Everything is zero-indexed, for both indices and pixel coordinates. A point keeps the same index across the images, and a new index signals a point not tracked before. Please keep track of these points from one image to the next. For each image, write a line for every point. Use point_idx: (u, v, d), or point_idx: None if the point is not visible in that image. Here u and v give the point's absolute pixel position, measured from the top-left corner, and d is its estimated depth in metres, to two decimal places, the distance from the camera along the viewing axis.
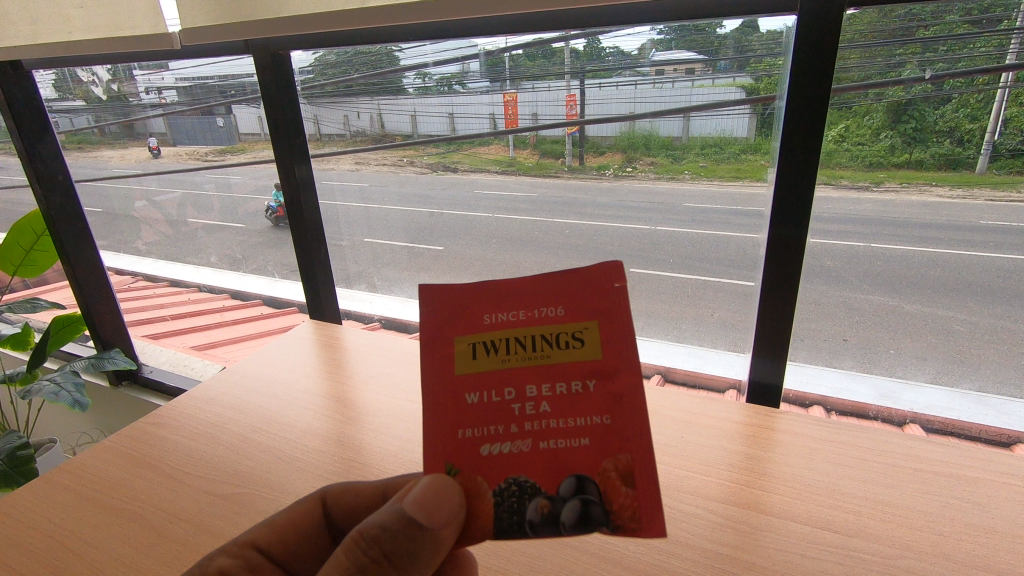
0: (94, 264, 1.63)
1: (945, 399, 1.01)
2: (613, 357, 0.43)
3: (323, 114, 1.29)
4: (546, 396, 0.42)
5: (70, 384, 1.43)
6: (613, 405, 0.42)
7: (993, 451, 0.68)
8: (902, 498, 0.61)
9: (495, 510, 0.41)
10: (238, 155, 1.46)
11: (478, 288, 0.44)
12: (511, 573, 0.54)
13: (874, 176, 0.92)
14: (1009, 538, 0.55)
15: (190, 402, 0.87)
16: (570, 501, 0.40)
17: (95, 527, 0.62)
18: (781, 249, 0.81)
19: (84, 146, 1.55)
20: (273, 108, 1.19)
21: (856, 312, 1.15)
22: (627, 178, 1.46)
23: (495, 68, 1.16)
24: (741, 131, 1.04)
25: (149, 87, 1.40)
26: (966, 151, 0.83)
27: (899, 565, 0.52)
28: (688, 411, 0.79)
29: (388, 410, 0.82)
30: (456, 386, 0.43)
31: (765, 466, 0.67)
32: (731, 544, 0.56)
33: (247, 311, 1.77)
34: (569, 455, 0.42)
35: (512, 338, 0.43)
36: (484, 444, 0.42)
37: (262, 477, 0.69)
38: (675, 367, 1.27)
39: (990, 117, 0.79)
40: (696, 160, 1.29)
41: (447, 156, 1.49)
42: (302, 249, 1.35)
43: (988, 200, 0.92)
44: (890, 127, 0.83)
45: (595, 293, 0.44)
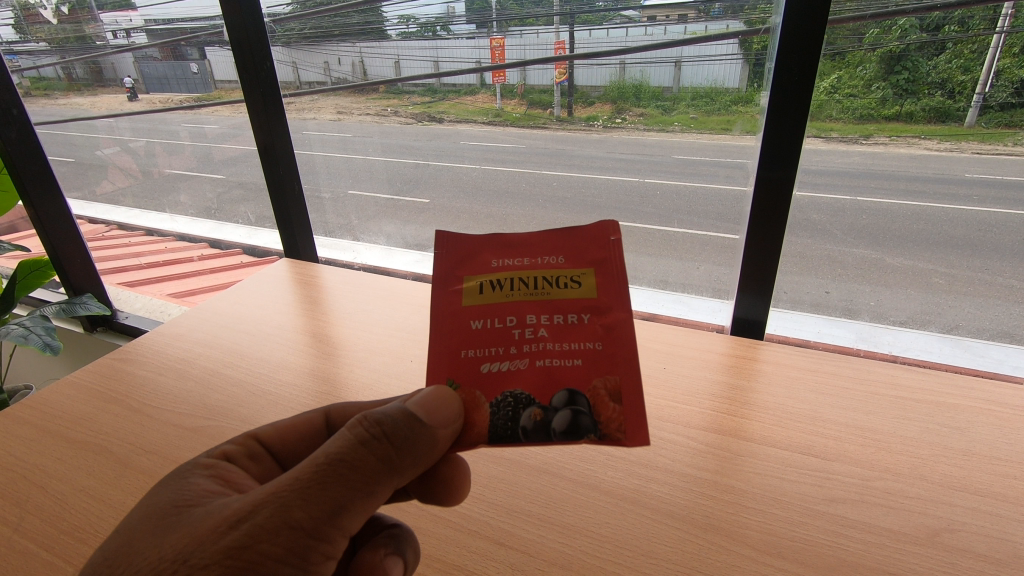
0: (62, 209, 1.48)
1: (926, 342, 0.95)
2: (607, 295, 0.47)
3: (302, 58, 1.17)
4: (544, 324, 0.45)
5: (40, 328, 1.38)
6: (604, 334, 0.45)
7: (974, 379, 0.68)
8: (882, 423, 0.61)
9: (491, 420, 0.41)
10: (213, 103, 1.39)
11: (493, 242, 0.51)
12: (489, 498, 0.53)
13: (863, 130, 0.84)
14: (986, 460, 0.55)
15: (159, 338, 0.84)
16: (561, 411, 0.41)
17: (58, 461, 0.60)
18: (769, 195, 0.78)
19: (52, 92, 1.56)
20: (243, 51, 1.03)
21: (840, 265, 1.14)
22: (617, 127, 1.45)
23: (481, 10, 1.20)
24: (731, 81, 0.94)
25: (118, 30, 1.44)
26: (956, 103, 0.77)
27: (877, 486, 0.52)
28: (671, 343, 0.77)
29: (366, 345, 0.80)
30: (463, 314, 0.46)
31: (746, 394, 0.66)
32: (710, 469, 0.55)
33: (225, 259, 1.68)
34: (562, 372, 0.43)
35: (517, 278, 0.47)
36: (485, 363, 0.44)
37: (235, 410, 0.67)
38: (660, 313, 1.15)
39: (983, 68, 0.73)
40: (687, 111, 1.22)
41: (433, 107, 1.57)
42: (281, 206, 1.22)
43: (975, 153, 0.86)
44: (883, 78, 0.77)
45: (591, 245, 0.49)
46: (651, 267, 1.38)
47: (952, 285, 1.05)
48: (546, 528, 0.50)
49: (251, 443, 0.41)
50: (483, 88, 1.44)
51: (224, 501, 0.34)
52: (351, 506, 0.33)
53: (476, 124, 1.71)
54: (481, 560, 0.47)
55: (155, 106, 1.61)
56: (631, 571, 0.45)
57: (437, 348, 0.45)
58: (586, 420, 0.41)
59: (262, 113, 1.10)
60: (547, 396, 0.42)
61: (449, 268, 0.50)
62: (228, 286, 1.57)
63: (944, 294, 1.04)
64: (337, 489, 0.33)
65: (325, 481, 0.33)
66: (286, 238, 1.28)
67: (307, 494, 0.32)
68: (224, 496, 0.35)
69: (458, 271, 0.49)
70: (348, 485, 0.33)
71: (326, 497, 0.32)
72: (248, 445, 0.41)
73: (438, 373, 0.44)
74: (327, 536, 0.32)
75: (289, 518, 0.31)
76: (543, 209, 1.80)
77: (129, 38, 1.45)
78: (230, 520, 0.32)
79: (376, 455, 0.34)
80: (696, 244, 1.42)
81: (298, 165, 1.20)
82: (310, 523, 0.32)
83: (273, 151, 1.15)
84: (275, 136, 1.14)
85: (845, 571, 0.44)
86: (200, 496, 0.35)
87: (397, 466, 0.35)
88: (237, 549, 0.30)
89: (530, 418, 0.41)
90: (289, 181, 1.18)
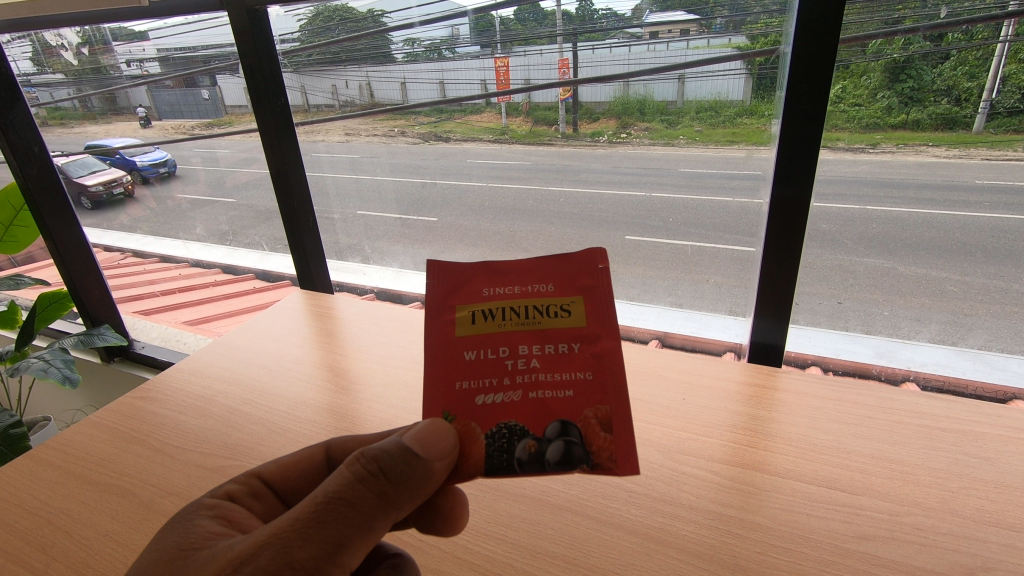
0: (78, 239, 1.51)
1: (945, 358, 0.94)
2: (592, 324, 0.47)
3: (308, 83, 1.21)
4: (535, 354, 0.45)
5: (60, 361, 1.40)
6: (591, 363, 0.45)
7: (1000, 406, 0.66)
8: (908, 454, 0.60)
9: (485, 450, 0.42)
10: (226, 128, 1.45)
11: (484, 266, 0.49)
12: (510, 540, 0.53)
13: (870, 140, 0.86)
14: (1018, 492, 0.54)
15: (178, 374, 0.85)
16: (555, 442, 0.41)
17: (82, 504, 0.60)
18: (784, 210, 0.78)
19: (66, 121, 1.56)
20: (253, 77, 1.06)
21: (850, 275, 1.11)
22: (622, 143, 1.47)
23: (486, 32, 1.18)
24: (736, 93, 0.92)
25: (131, 60, 1.41)
26: (962, 110, 0.78)
27: (907, 522, 0.51)
28: (689, 372, 0.77)
29: (382, 378, 0.80)
30: (456, 345, 0.46)
31: (767, 426, 0.65)
32: (735, 505, 0.54)
33: (239, 285, 1.71)
34: (554, 402, 0.44)
35: (508, 308, 0.47)
36: (481, 394, 0.44)
37: (255, 448, 0.67)
38: (673, 332, 1.15)
39: (989, 75, 0.74)
40: (692, 125, 1.21)
41: (439, 126, 1.56)
42: (293, 228, 1.23)
43: (984, 159, 0.85)
44: (888, 87, 0.78)
45: (580, 274, 0.48)
46: (661, 286, 1.37)
47: (967, 296, 1.00)
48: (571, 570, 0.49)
49: (254, 482, 0.41)
50: (490, 108, 1.36)
51: (227, 542, 0.34)
52: (349, 544, 0.33)
53: (482, 142, 1.69)
54: None
55: (167, 131, 1.60)
56: None
57: (431, 379, 0.45)
58: (579, 450, 0.41)
59: (272, 135, 1.12)
60: (541, 427, 0.43)
61: (440, 296, 0.49)
62: (242, 313, 1.59)
63: (959, 307, 1.00)
64: (335, 528, 0.33)
65: (323, 521, 0.33)
66: (300, 267, 1.29)
67: (307, 535, 0.32)
68: (227, 538, 0.36)
69: (450, 298, 0.48)
70: (347, 523, 0.33)
71: (326, 536, 0.32)
72: (250, 484, 0.41)
73: (431, 406, 0.44)
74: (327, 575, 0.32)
75: (290, 559, 0.32)
76: (552, 224, 1.82)
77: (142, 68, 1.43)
78: (233, 563, 0.32)
79: (373, 493, 0.35)
80: (705, 257, 1.40)
81: (309, 186, 1.21)
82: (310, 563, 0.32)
83: (286, 177, 1.17)
84: (286, 159, 1.15)
85: None
86: (204, 539, 0.35)
87: (395, 502, 0.35)
88: None
89: (523, 449, 0.42)
90: (303, 204, 1.20)
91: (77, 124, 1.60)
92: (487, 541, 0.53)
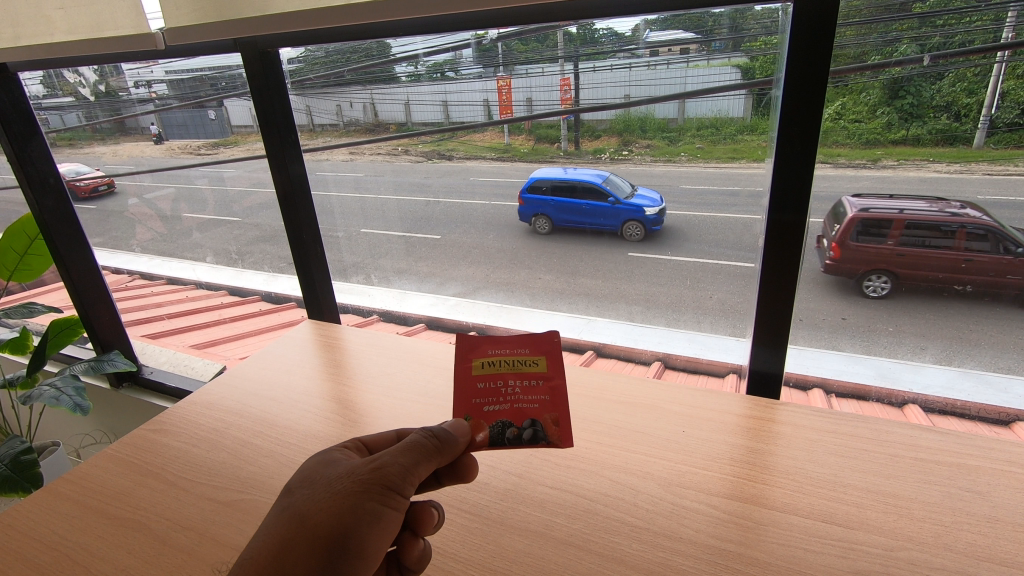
0: (90, 265, 1.54)
1: (946, 380, 1.00)
2: (555, 367, 0.64)
3: (317, 106, 1.23)
4: (519, 383, 0.63)
5: (71, 388, 1.42)
6: (554, 389, 0.63)
7: (994, 438, 0.68)
8: (903, 488, 0.61)
9: (490, 436, 0.59)
10: (231, 147, 1.51)
11: (485, 339, 0.68)
12: (515, 575, 0.54)
13: (871, 154, 0.90)
14: (1010, 526, 0.55)
15: (190, 406, 0.87)
16: (528, 429, 0.60)
17: (99, 539, 0.62)
18: (779, 235, 0.80)
19: (77, 142, 1.56)
20: (262, 102, 1.08)
21: None
22: (625, 160, 1.41)
23: (488, 56, 1.09)
24: (737, 112, 0.99)
25: (138, 82, 1.34)
26: (963, 126, 0.81)
27: (902, 557, 0.53)
28: (690, 404, 0.79)
29: (390, 411, 0.82)
30: (468, 380, 0.63)
31: (765, 459, 0.67)
32: (734, 540, 0.56)
33: (245, 308, 1.77)
34: (529, 411, 0.61)
35: (500, 360, 0.65)
36: (486, 406, 0.61)
37: (266, 482, 0.69)
38: (676, 353, 1.18)
39: (986, 91, 0.76)
40: (693, 142, 1.26)
41: (442, 144, 1.60)
42: (300, 247, 1.25)
43: (986, 174, 0.87)
44: (887, 104, 0.80)
45: (544, 342, 0.67)
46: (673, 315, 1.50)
47: None
48: None
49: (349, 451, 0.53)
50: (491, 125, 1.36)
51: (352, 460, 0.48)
52: (422, 464, 0.46)
53: (485, 160, 1.64)
54: None
55: (173, 151, 1.67)
56: None
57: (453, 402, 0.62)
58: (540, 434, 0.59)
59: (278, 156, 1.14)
60: (519, 421, 0.60)
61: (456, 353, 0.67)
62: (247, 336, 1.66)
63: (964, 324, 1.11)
64: (432, 448, 0.47)
65: (413, 446, 0.46)
66: (308, 293, 1.30)
67: (405, 451, 0.46)
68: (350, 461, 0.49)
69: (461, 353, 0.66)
70: (423, 452, 0.46)
71: (413, 453, 0.46)
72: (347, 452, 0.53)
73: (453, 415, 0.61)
74: (414, 478, 0.45)
75: (407, 455, 0.45)
76: None
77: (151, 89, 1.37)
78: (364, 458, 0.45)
79: (451, 435, 0.49)
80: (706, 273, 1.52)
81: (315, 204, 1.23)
82: (418, 461, 0.45)
83: (294, 200, 1.19)
84: (293, 177, 1.17)
85: None
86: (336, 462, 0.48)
87: (446, 450, 0.48)
88: (369, 471, 0.44)
89: (509, 433, 0.59)
90: (308, 220, 1.21)
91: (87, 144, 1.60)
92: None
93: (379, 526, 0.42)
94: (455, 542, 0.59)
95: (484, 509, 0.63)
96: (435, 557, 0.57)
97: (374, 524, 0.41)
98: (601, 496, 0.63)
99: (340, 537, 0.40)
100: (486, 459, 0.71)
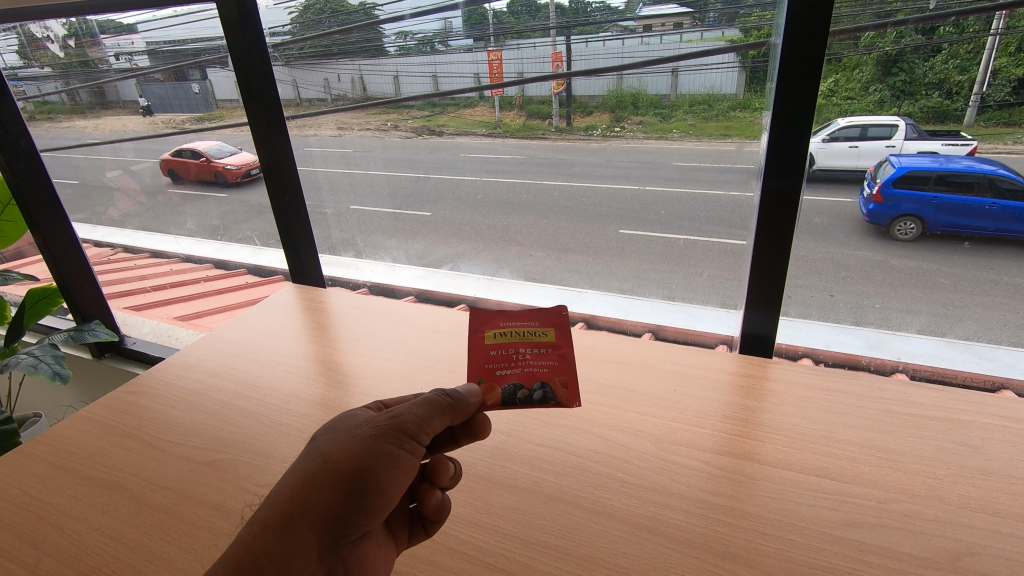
0: (67, 234, 1.47)
1: (934, 349, 0.92)
2: (563, 336, 0.62)
3: (301, 77, 1.16)
4: (529, 352, 0.61)
5: (50, 356, 1.38)
6: (564, 357, 0.60)
7: (988, 396, 0.67)
8: (897, 442, 0.60)
9: (501, 395, 0.56)
10: (216, 122, 1.42)
11: (493, 312, 0.65)
12: (502, 530, 0.53)
13: (862, 133, 0.85)
14: (1003, 479, 0.55)
15: (168, 368, 0.84)
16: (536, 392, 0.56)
17: (73, 499, 0.60)
18: (774, 203, 0.77)
19: (54, 116, 1.52)
20: (244, 69, 1.02)
21: (844, 268, 1.11)
22: (616, 138, 1.39)
23: (478, 25, 1.14)
24: (730, 86, 0.92)
25: (119, 54, 1.39)
26: (954, 104, 0.76)
27: (894, 509, 0.52)
28: (681, 363, 0.77)
29: (375, 371, 0.80)
30: (481, 349, 0.60)
31: (758, 415, 0.66)
32: (726, 494, 0.55)
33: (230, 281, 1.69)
34: (539, 375, 0.58)
35: (512, 328, 0.62)
36: (498, 370, 0.59)
37: (248, 441, 0.67)
38: (666, 324, 1.13)
39: (979, 68, 0.73)
40: (685, 118, 1.18)
41: (433, 120, 1.50)
42: (286, 221, 1.20)
43: (988, 152, 0.84)
44: (878, 80, 0.79)
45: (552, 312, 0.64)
46: (655, 280, 1.40)
47: (958, 287, 0.98)
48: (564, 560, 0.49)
49: None
50: (482, 101, 1.31)
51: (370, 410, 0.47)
52: (437, 417, 0.45)
53: (476, 137, 1.59)
54: None
55: (157, 127, 1.64)
56: None
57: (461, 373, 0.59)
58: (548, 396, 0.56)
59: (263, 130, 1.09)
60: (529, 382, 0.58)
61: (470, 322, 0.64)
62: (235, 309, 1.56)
63: (949, 299, 0.99)
64: (447, 403, 0.46)
65: (429, 400, 0.45)
66: (293, 263, 1.27)
67: (421, 403, 0.45)
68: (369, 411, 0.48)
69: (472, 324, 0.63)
70: (438, 406, 0.45)
71: (429, 405, 0.45)
72: None
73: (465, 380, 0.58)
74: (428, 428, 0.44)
75: (423, 407, 0.44)
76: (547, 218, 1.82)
77: (132, 61, 1.40)
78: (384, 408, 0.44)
79: (466, 394, 0.49)
80: (698, 249, 1.43)
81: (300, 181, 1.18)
82: (434, 414, 0.45)
83: (280, 173, 1.14)
84: (279, 151, 1.12)
85: None
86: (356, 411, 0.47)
87: (461, 407, 0.47)
88: (388, 419, 0.43)
89: (520, 394, 0.56)
90: (295, 194, 1.17)
91: (65, 118, 1.57)
92: (479, 531, 0.53)
93: (396, 466, 0.41)
94: None
95: (471, 467, 0.61)
96: None
97: (393, 466, 0.41)
98: (590, 453, 0.62)
99: (360, 472, 0.39)
100: None
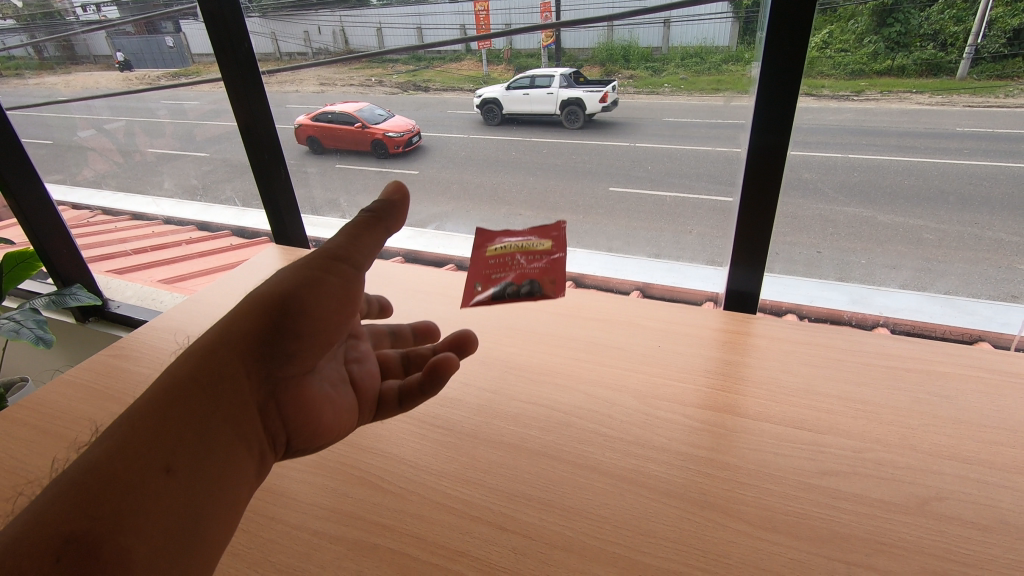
0: (40, 196, 1.42)
1: (916, 303, 0.91)
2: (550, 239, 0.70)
3: (279, 29, 1.12)
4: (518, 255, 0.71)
5: (32, 322, 1.35)
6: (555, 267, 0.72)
7: (966, 348, 0.69)
8: (874, 394, 0.62)
9: None
10: (191, 78, 1.30)
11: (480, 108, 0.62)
12: (488, 484, 0.54)
13: (855, 87, 0.81)
14: (974, 427, 0.56)
15: (150, 332, 0.83)
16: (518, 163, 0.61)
17: (60, 462, 0.60)
18: (760, 161, 0.76)
19: (23, 73, 1.50)
20: (212, 22, 0.98)
21: (830, 225, 1.02)
22: (608, 91, 1.29)
23: None
24: (722, 38, 0.92)
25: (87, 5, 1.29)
26: (948, 56, 0.72)
27: (869, 458, 0.54)
28: (666, 320, 0.78)
29: None
30: None
31: (741, 370, 0.67)
32: (706, 446, 0.56)
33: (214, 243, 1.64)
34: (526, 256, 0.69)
35: None
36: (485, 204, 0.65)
37: None
38: (653, 281, 1.15)
39: (975, 19, 0.69)
40: (677, 72, 1.11)
41: (418, 74, 1.32)
42: (266, 181, 1.18)
43: (966, 107, 0.79)
44: (873, 32, 0.75)
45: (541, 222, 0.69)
46: (643, 236, 1.32)
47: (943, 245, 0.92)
48: (549, 511, 0.50)
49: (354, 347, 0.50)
50: (468, 54, 1.20)
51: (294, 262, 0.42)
52: (360, 234, 0.42)
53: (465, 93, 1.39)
54: (482, 545, 0.48)
55: (130, 83, 1.46)
56: (631, 552, 0.47)
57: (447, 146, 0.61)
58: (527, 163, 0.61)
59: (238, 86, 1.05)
60: None
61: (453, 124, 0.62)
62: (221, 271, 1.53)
63: (934, 257, 0.93)
64: (371, 218, 0.42)
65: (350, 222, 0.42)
66: (276, 223, 1.25)
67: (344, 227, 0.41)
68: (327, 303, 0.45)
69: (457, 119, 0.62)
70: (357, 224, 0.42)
71: (352, 226, 0.42)
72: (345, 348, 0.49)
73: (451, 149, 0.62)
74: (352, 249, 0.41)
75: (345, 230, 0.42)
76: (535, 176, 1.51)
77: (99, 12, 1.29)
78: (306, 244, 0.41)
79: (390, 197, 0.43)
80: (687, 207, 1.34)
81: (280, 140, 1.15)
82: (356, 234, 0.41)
83: (255, 132, 1.12)
84: (255, 109, 1.09)
85: (836, 544, 0.46)
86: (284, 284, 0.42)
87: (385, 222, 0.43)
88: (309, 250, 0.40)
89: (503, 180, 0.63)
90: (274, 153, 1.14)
91: (33, 76, 1.52)
92: (465, 486, 0.54)
93: (319, 289, 0.38)
94: (426, 455, 0.58)
95: (457, 424, 0.62)
96: (407, 470, 0.56)
97: (318, 287, 0.38)
98: (575, 409, 0.63)
99: (278, 300, 0.37)
100: (459, 377, 0.69)
